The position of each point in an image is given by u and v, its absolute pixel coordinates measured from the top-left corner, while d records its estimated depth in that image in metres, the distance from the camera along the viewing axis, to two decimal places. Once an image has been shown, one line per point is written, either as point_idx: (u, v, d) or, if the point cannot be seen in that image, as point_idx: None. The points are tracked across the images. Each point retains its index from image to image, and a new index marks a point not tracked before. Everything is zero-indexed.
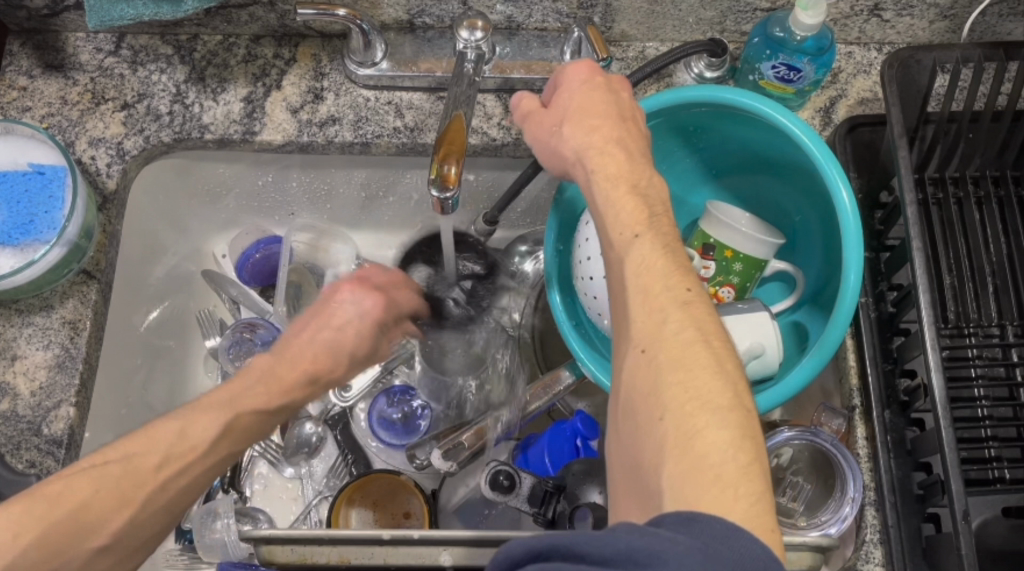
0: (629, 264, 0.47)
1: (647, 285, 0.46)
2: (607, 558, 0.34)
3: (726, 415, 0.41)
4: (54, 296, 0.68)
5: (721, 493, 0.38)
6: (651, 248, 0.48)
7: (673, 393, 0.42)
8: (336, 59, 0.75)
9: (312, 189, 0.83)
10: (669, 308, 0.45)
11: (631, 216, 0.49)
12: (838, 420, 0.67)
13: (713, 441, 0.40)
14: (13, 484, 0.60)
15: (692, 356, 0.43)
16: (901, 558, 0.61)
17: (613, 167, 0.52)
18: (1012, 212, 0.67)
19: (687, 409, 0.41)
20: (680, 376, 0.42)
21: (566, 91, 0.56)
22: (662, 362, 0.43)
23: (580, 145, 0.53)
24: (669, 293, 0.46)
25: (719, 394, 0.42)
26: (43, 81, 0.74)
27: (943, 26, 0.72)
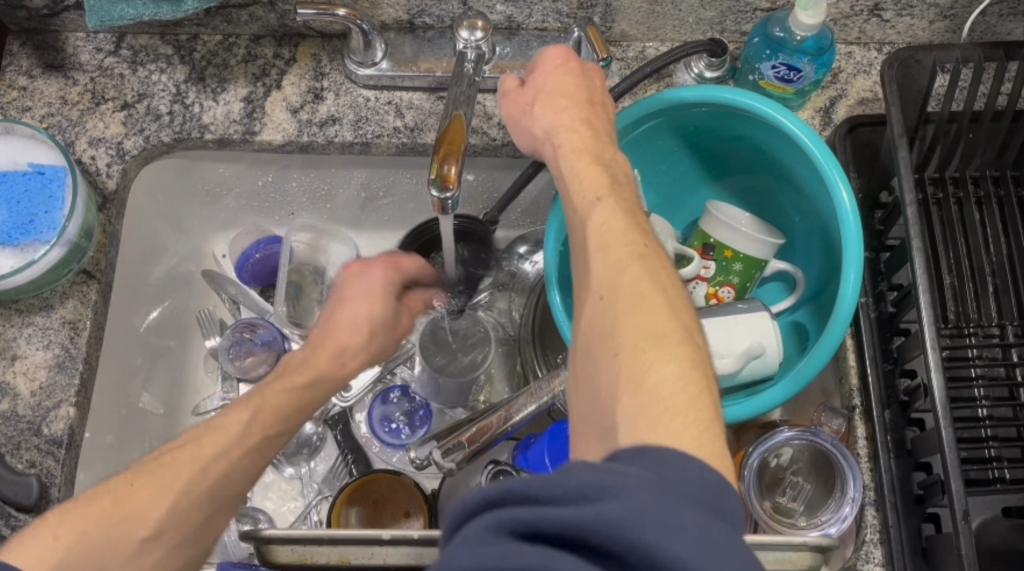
0: (589, 222, 0.47)
1: (606, 237, 0.46)
2: (561, 498, 0.30)
3: (682, 355, 0.40)
4: (54, 296, 0.68)
5: (674, 426, 0.37)
6: (612, 210, 0.47)
7: (631, 331, 0.42)
8: (336, 59, 0.75)
9: (312, 189, 0.83)
10: (628, 255, 0.45)
11: (591, 182, 0.49)
12: (838, 420, 0.67)
13: (669, 380, 0.39)
14: (13, 484, 0.61)
15: (648, 297, 0.43)
16: (901, 558, 0.61)
17: (578, 141, 0.52)
18: (1012, 212, 0.67)
19: (643, 348, 0.41)
20: (636, 319, 0.42)
21: (541, 74, 0.57)
22: (617, 304, 0.43)
23: (549, 124, 0.54)
24: (628, 243, 0.46)
25: (675, 335, 0.41)
26: (43, 81, 0.74)
27: (943, 26, 0.72)
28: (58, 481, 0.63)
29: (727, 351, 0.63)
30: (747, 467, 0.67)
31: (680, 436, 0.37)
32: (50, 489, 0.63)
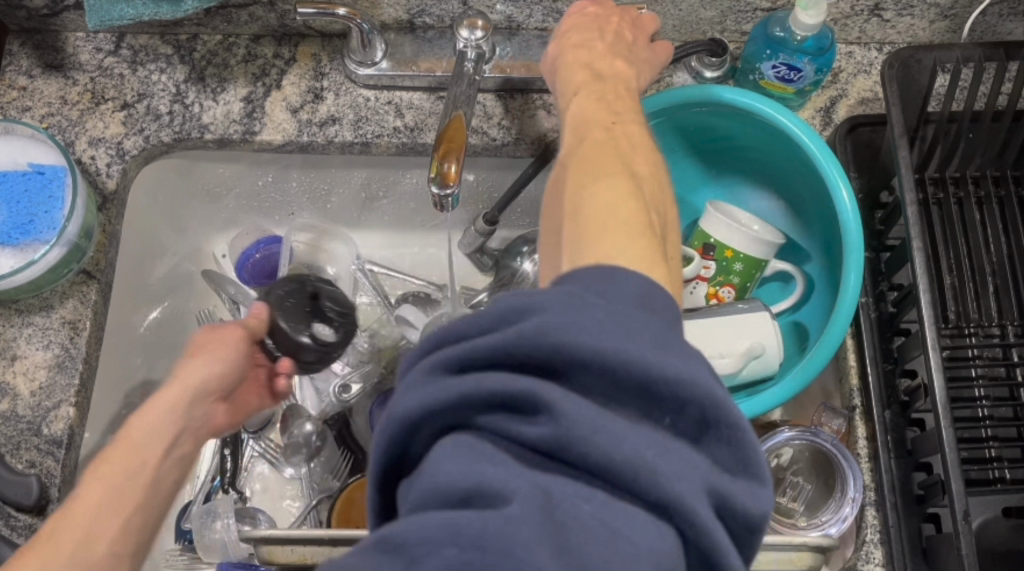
0: (568, 112, 0.52)
1: (585, 121, 0.50)
2: (486, 328, 0.32)
3: (643, 243, 0.40)
4: (53, 296, 0.68)
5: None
6: (585, 101, 0.52)
7: (596, 219, 0.41)
8: (336, 59, 0.75)
9: (312, 189, 0.83)
10: (611, 163, 0.45)
11: (580, 85, 0.54)
12: (838, 420, 0.67)
13: (627, 259, 0.39)
14: (13, 484, 0.61)
15: (622, 195, 0.43)
16: (901, 558, 0.61)
17: (574, 54, 0.56)
18: (1012, 211, 0.67)
19: (604, 230, 0.41)
20: (603, 205, 0.42)
21: (560, 15, 0.60)
22: (575, 163, 0.46)
23: (556, 50, 0.58)
24: (614, 156, 0.46)
25: (642, 227, 0.41)
26: (43, 81, 0.74)
27: (943, 26, 0.72)
28: (58, 481, 0.63)
29: (727, 351, 0.63)
30: None
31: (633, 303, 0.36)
32: (50, 489, 0.63)
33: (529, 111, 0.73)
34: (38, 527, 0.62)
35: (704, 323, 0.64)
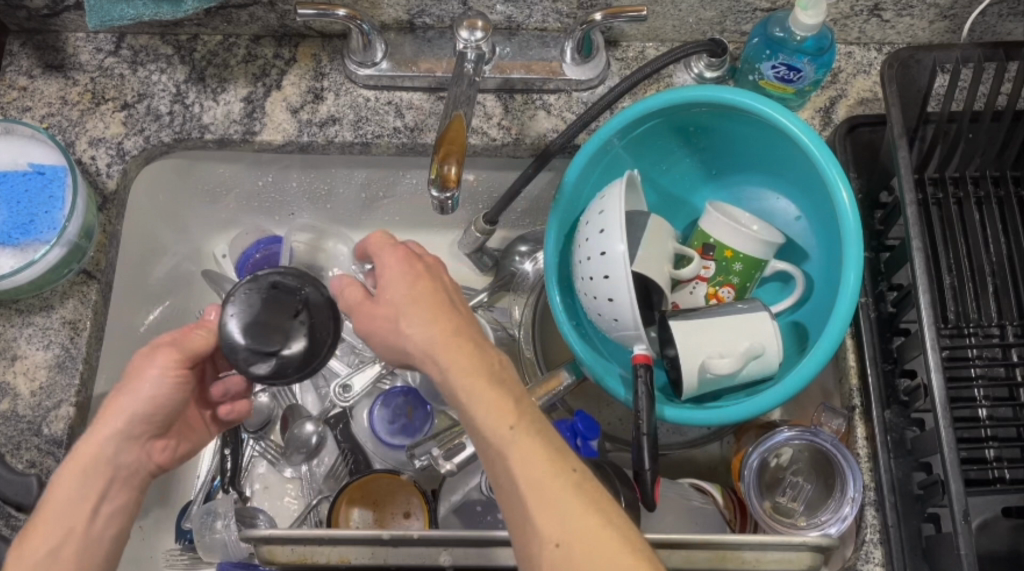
0: (448, 368, 0.48)
1: (462, 366, 0.48)
2: None
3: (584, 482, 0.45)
4: (54, 296, 0.68)
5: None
6: (457, 350, 0.48)
7: (547, 480, 0.45)
8: (336, 59, 0.75)
9: (312, 189, 0.83)
10: (494, 383, 0.48)
11: (431, 309, 0.50)
12: (839, 420, 0.67)
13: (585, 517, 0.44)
14: (13, 483, 0.61)
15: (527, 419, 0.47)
16: (901, 558, 0.61)
17: (423, 311, 0.50)
18: (1012, 212, 0.67)
19: (554, 489, 0.44)
20: (540, 459, 0.45)
21: (391, 285, 0.51)
22: (503, 420, 0.46)
23: (414, 319, 0.50)
24: (492, 368, 0.48)
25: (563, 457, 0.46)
26: (43, 82, 0.74)
27: (943, 26, 0.72)
28: None
29: (727, 351, 0.63)
30: (747, 467, 0.67)
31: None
32: None
33: (529, 111, 0.73)
34: None
35: (703, 323, 0.64)
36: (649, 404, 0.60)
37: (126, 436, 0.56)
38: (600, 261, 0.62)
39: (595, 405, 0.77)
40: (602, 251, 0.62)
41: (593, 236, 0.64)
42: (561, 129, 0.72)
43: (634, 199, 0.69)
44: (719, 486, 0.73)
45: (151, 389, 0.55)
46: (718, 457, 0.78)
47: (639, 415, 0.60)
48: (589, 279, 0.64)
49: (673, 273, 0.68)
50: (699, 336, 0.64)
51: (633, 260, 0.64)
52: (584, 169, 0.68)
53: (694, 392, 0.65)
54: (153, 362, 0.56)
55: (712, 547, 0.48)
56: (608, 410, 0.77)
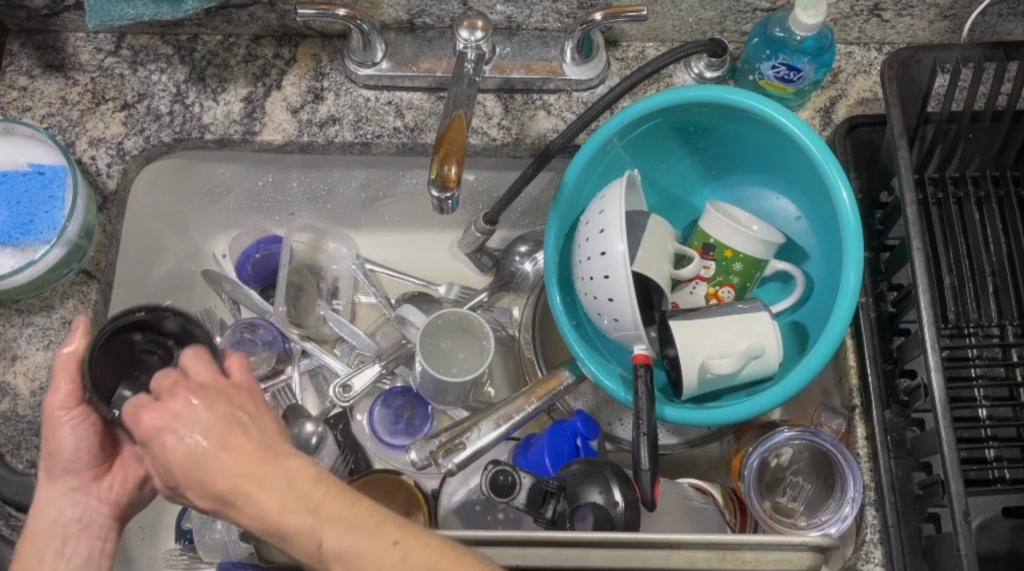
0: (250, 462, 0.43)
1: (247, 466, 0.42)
2: None
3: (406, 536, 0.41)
4: (54, 295, 0.68)
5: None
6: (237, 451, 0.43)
7: (369, 553, 0.41)
8: (336, 59, 0.75)
9: (312, 189, 0.83)
10: (270, 475, 0.42)
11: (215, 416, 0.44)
12: (838, 420, 0.67)
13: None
14: (12, 484, 0.61)
15: (315, 499, 0.41)
16: (901, 558, 0.61)
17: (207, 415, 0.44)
18: (1012, 212, 0.67)
19: (380, 562, 0.40)
20: (353, 538, 0.41)
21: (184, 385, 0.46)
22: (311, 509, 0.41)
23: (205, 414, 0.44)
24: (262, 463, 0.42)
25: (375, 523, 0.41)
26: (43, 82, 0.74)
27: (943, 26, 0.72)
28: None
29: (727, 351, 0.63)
30: (747, 467, 0.67)
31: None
32: None
33: (529, 111, 0.73)
34: None
35: (703, 323, 0.64)
36: (650, 404, 0.60)
37: (69, 491, 0.54)
38: (601, 261, 0.62)
39: (595, 405, 0.77)
40: (602, 251, 0.62)
41: (593, 236, 0.64)
42: (561, 129, 0.72)
43: (634, 199, 0.69)
44: (719, 485, 0.73)
45: (69, 443, 0.54)
46: (718, 457, 0.78)
47: (639, 414, 0.60)
48: (589, 279, 0.64)
49: (673, 273, 0.68)
50: (699, 336, 0.64)
51: (633, 260, 0.64)
52: (584, 170, 0.68)
53: (694, 392, 0.65)
54: (55, 422, 0.54)
55: (713, 546, 0.48)
56: (608, 410, 0.77)
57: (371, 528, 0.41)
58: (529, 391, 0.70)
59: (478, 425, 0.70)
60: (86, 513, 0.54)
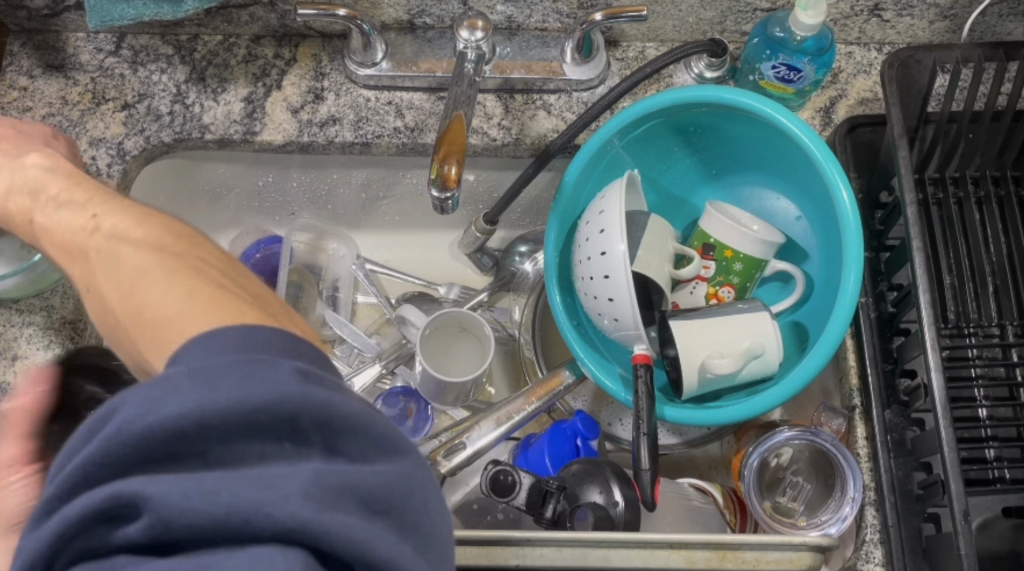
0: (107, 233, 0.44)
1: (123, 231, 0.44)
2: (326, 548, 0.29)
3: (190, 268, 0.41)
4: (54, 296, 0.68)
5: (190, 318, 0.37)
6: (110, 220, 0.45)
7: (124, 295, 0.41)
8: (336, 59, 0.75)
9: (312, 190, 0.83)
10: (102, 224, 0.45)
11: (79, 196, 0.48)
12: (838, 420, 0.67)
13: (169, 287, 0.40)
14: None
15: (120, 232, 0.44)
16: (901, 558, 0.61)
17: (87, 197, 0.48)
18: (1012, 212, 0.67)
19: (139, 276, 0.41)
20: (116, 275, 0.42)
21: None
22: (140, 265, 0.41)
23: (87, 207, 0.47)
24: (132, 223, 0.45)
25: (165, 247, 0.42)
26: (43, 81, 0.74)
27: (943, 26, 0.72)
28: None
29: (727, 351, 0.63)
30: (747, 467, 0.67)
31: (197, 323, 0.37)
32: None
33: (529, 111, 0.73)
34: None
35: (704, 322, 0.64)
36: (649, 404, 0.60)
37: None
38: (601, 261, 0.62)
39: (595, 404, 0.77)
40: (602, 251, 0.62)
41: (593, 235, 0.64)
42: (562, 129, 0.72)
43: (635, 199, 0.69)
44: (719, 485, 0.73)
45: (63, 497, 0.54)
46: (718, 457, 0.78)
47: (639, 415, 0.60)
48: (589, 278, 0.64)
49: (673, 273, 0.68)
50: (699, 335, 0.64)
51: (633, 260, 0.64)
52: (585, 169, 0.68)
53: (694, 391, 0.65)
54: None
55: (713, 546, 0.48)
56: (608, 409, 0.78)
57: (166, 250, 0.42)
58: (530, 391, 0.70)
59: (479, 425, 0.70)
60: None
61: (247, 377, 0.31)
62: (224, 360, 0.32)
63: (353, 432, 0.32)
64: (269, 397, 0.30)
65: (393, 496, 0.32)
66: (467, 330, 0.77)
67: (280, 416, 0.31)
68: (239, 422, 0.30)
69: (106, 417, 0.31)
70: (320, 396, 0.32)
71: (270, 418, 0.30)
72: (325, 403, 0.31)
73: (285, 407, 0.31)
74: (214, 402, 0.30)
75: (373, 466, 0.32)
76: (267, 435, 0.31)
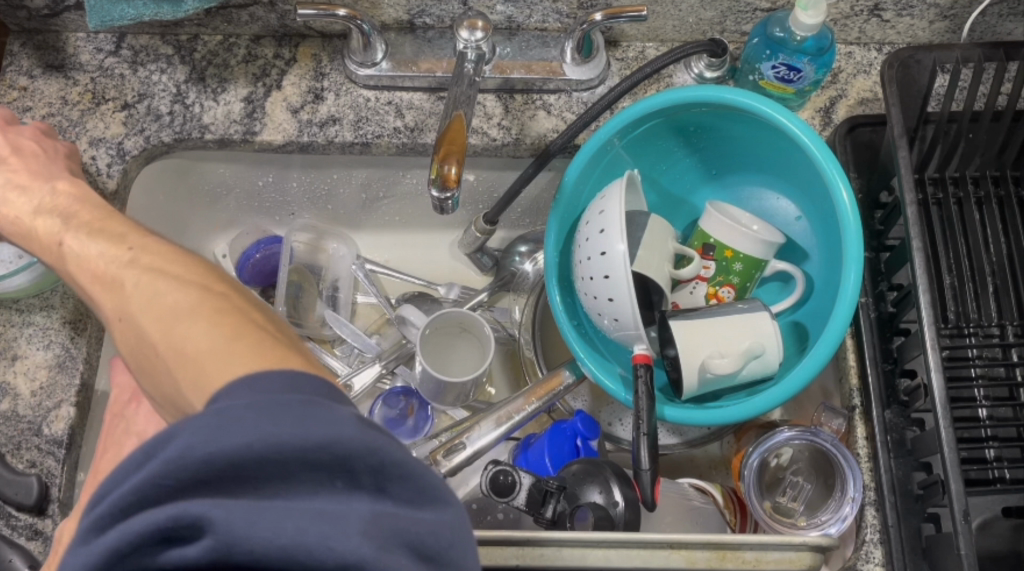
0: (137, 267, 0.44)
1: (159, 264, 0.44)
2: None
3: (232, 306, 0.42)
4: (54, 296, 0.68)
5: (234, 355, 0.38)
6: (143, 252, 0.45)
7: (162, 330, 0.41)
8: (336, 59, 0.75)
9: (312, 190, 0.82)
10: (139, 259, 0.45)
11: (110, 226, 0.49)
12: (838, 420, 0.67)
13: (210, 325, 0.40)
14: (13, 484, 0.61)
15: (157, 266, 0.44)
16: (901, 558, 0.61)
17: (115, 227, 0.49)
18: (1012, 212, 0.67)
19: (177, 312, 0.41)
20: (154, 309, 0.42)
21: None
22: (175, 302, 0.41)
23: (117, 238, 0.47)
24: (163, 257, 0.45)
25: (204, 282, 0.43)
26: (43, 82, 0.74)
27: (943, 26, 0.72)
28: (59, 481, 0.63)
29: (727, 351, 0.63)
30: (747, 467, 0.67)
31: (243, 365, 0.37)
32: (50, 489, 0.63)
33: (529, 111, 0.73)
34: (38, 527, 0.62)
35: (704, 322, 0.64)
36: (649, 404, 0.60)
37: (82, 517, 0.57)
38: (601, 261, 0.62)
39: (595, 404, 0.78)
40: (602, 251, 0.62)
41: (593, 235, 0.64)
42: (562, 129, 0.72)
43: (635, 199, 0.69)
44: (719, 485, 0.73)
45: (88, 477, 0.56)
46: (718, 457, 0.78)
47: (639, 415, 0.60)
48: (589, 278, 0.64)
49: (673, 273, 0.68)
50: (699, 335, 0.64)
51: (633, 260, 0.64)
52: (585, 169, 0.68)
53: (694, 392, 0.65)
54: None
55: (713, 546, 0.48)
56: (608, 409, 0.78)
57: (205, 287, 0.43)
58: (531, 391, 0.70)
59: (479, 425, 0.70)
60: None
61: (307, 416, 0.32)
62: (280, 398, 0.33)
63: (405, 477, 0.33)
64: (329, 435, 0.32)
65: (441, 545, 0.33)
66: (466, 330, 0.77)
67: (337, 454, 0.32)
68: (297, 458, 0.31)
69: (162, 442, 0.32)
70: (377, 440, 0.33)
71: (328, 456, 0.32)
72: (381, 446, 0.33)
73: (342, 446, 0.32)
74: (278, 437, 0.31)
75: (420, 512, 0.34)
76: (322, 471, 0.32)
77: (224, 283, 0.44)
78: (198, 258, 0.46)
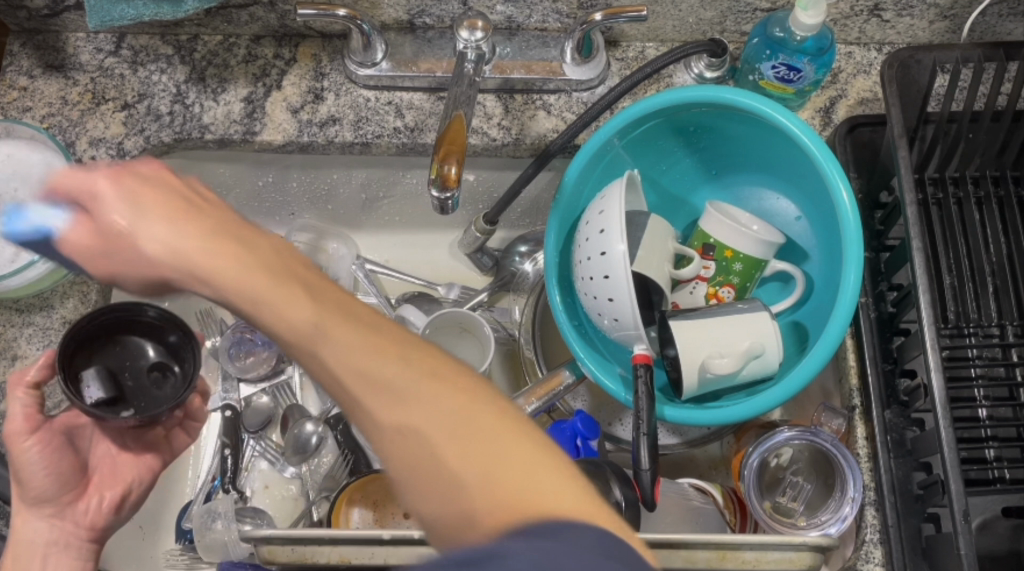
0: (307, 333, 0.41)
1: (328, 333, 0.41)
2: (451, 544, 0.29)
3: (434, 387, 0.40)
4: (54, 296, 0.68)
5: (490, 476, 0.38)
6: (299, 311, 0.42)
7: (388, 412, 0.40)
8: (336, 59, 0.75)
9: (312, 190, 0.82)
10: (244, 265, 0.43)
11: (213, 257, 0.43)
12: (838, 420, 0.67)
13: (455, 424, 0.39)
14: (13, 484, 0.62)
15: (318, 329, 0.41)
16: (901, 558, 0.61)
17: (225, 257, 0.43)
18: (1012, 212, 0.67)
19: (387, 398, 0.40)
20: (400, 368, 0.40)
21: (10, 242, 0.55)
22: (380, 393, 0.40)
23: (244, 274, 0.43)
24: (315, 318, 0.42)
25: (382, 356, 0.41)
26: (43, 81, 0.74)
27: (944, 26, 0.72)
28: None
29: (727, 351, 0.63)
30: (747, 467, 0.67)
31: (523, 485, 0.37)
32: None
33: (529, 111, 0.73)
34: None
35: (704, 322, 0.64)
36: (649, 404, 0.60)
37: (47, 515, 0.62)
38: (601, 261, 0.62)
39: (594, 404, 0.78)
40: (602, 251, 0.62)
41: (593, 235, 0.64)
42: (562, 129, 0.72)
43: (635, 199, 0.69)
44: (719, 485, 0.73)
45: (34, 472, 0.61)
46: (718, 458, 0.78)
47: (639, 414, 0.60)
48: (589, 278, 0.64)
49: (673, 273, 0.68)
50: (699, 335, 0.64)
51: (633, 260, 0.64)
52: (585, 169, 0.68)
53: (694, 392, 0.65)
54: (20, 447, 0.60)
55: (713, 546, 0.48)
56: (608, 410, 0.78)
57: (384, 361, 0.41)
58: (532, 391, 0.70)
59: None
60: (60, 532, 0.62)
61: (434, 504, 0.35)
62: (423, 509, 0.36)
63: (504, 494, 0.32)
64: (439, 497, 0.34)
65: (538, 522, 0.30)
66: (467, 331, 0.77)
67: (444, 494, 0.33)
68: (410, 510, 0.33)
69: None
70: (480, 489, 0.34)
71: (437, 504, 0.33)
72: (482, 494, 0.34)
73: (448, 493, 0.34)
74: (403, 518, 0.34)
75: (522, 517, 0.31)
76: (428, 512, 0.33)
77: (396, 339, 0.41)
78: (350, 308, 0.43)
